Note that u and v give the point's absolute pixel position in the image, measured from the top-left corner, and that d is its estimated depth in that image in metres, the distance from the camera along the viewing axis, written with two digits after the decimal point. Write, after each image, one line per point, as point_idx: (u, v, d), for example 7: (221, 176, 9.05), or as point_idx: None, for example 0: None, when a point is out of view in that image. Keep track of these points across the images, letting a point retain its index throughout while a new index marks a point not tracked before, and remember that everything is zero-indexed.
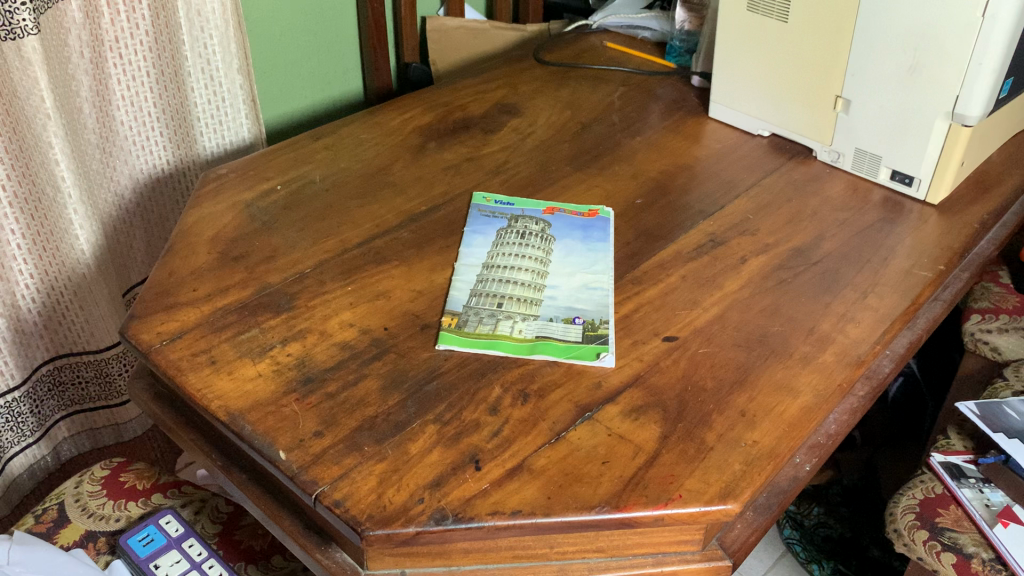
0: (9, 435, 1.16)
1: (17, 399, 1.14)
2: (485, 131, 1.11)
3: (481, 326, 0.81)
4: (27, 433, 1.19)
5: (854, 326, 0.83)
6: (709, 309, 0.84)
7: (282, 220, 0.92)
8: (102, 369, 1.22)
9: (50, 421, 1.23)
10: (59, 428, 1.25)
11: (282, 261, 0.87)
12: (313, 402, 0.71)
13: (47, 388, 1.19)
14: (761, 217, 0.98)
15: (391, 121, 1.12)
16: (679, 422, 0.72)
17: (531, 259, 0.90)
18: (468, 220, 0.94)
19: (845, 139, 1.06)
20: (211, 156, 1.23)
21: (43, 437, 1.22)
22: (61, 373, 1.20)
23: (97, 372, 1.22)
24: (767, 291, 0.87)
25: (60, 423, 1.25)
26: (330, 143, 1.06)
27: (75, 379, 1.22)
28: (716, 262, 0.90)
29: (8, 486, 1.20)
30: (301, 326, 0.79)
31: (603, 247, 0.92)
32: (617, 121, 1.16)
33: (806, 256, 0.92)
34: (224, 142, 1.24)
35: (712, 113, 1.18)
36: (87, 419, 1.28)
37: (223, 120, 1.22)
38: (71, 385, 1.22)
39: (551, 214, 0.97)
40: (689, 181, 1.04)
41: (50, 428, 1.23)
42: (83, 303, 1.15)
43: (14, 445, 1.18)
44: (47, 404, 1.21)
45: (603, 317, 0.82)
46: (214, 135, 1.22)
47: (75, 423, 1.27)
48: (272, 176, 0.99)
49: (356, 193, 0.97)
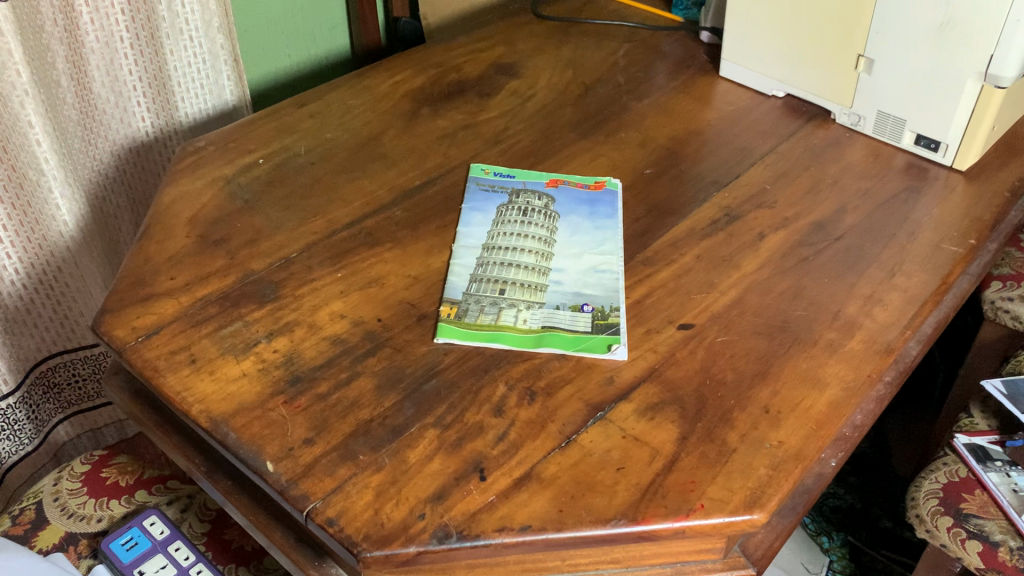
0: (5, 446, 1.09)
1: (12, 405, 1.08)
2: (482, 94, 1.04)
3: (483, 317, 0.75)
4: (25, 441, 1.12)
5: (882, 309, 0.77)
6: (727, 291, 0.78)
7: (265, 198, 0.86)
8: (99, 365, 1.16)
9: (48, 427, 1.16)
10: (58, 432, 1.18)
11: (266, 244, 0.80)
12: (302, 406, 0.66)
13: (41, 391, 1.12)
14: (779, 186, 0.92)
15: (380, 83, 1.04)
16: (698, 421, 0.66)
17: (534, 239, 0.83)
18: (466, 195, 0.88)
19: (866, 102, 0.99)
20: (194, 121, 1.16)
21: (42, 443, 1.16)
22: (56, 373, 1.13)
23: (95, 368, 1.16)
24: (788, 271, 0.81)
25: (59, 426, 1.18)
26: (316, 110, 0.99)
27: (71, 379, 1.15)
28: (732, 238, 0.84)
29: (11, 497, 1.14)
30: (289, 318, 0.73)
31: (612, 224, 0.85)
32: (622, 81, 1.09)
33: (828, 231, 0.86)
34: (208, 107, 1.17)
35: (723, 72, 1.11)
36: (87, 419, 1.20)
37: (204, 83, 1.14)
38: (67, 385, 1.15)
39: (555, 186, 0.90)
40: (700, 149, 0.97)
41: (48, 434, 1.16)
42: (73, 292, 1.09)
43: (12, 455, 1.11)
44: (44, 409, 1.14)
45: (614, 304, 0.76)
46: (196, 100, 1.15)
47: (75, 425, 1.20)
48: (254, 148, 0.92)
49: (345, 166, 0.91)
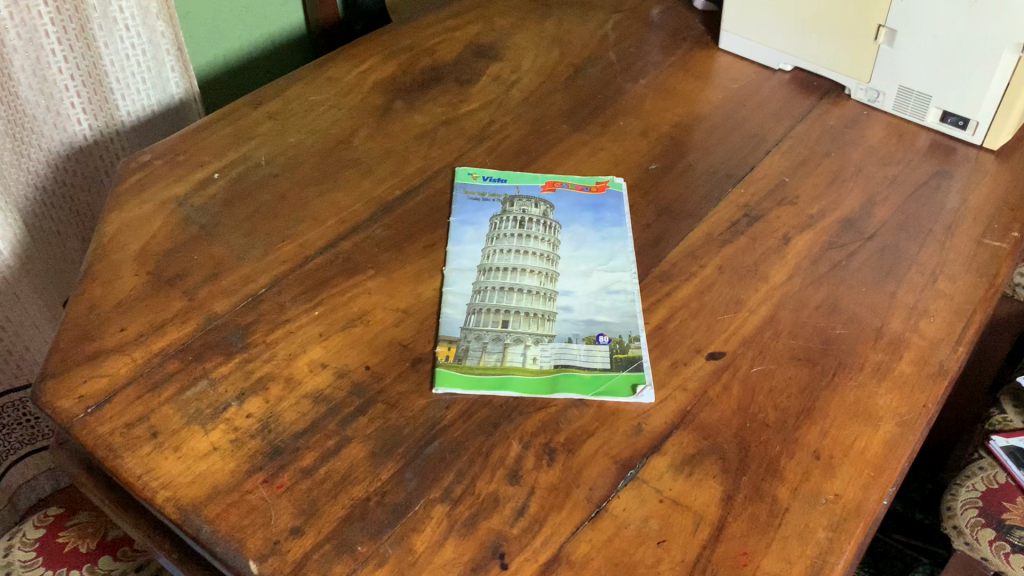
0: None
1: None
2: (461, 80, 0.93)
3: (486, 357, 0.65)
4: None
5: (929, 322, 0.69)
6: (757, 309, 0.70)
7: (225, 221, 0.75)
8: None
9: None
10: (11, 475, 1.09)
11: (230, 279, 0.70)
12: (286, 485, 0.57)
13: None
14: (799, 177, 0.83)
15: (345, 74, 0.92)
16: (742, 475, 0.58)
17: (535, 256, 0.73)
18: (454, 206, 0.78)
19: (886, 76, 0.89)
20: (138, 119, 1.04)
21: None
22: (5, 413, 1.04)
23: None
24: (821, 280, 0.72)
25: (12, 469, 1.09)
26: (276, 109, 0.87)
27: (21, 418, 1.06)
28: (755, 244, 0.76)
29: None
30: (262, 373, 0.63)
31: (620, 233, 0.76)
32: (614, 60, 0.98)
33: (858, 229, 0.78)
34: (151, 103, 1.04)
35: (723, 44, 1.00)
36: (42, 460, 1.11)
37: (146, 77, 1.02)
38: (17, 425, 1.06)
39: (553, 190, 0.80)
40: (707, 137, 0.88)
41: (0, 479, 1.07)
42: (15, 322, 0.98)
43: None
44: None
45: (633, 333, 0.67)
46: (137, 97, 1.03)
47: (30, 466, 1.11)
48: (208, 160, 0.81)
49: (313, 177, 0.80)
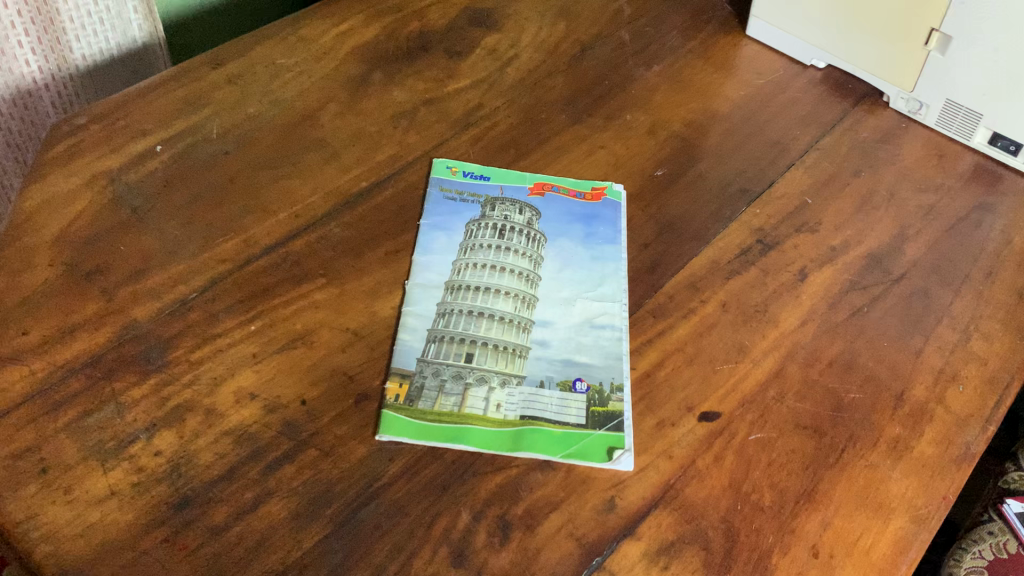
0: None
1: None
2: (450, 52, 0.82)
3: (443, 400, 0.56)
4: None
5: (957, 392, 0.60)
6: (761, 361, 0.61)
7: (161, 206, 0.65)
8: None
9: None
10: None
11: (157, 279, 0.60)
12: (190, 548, 0.48)
13: None
14: (823, 199, 0.73)
15: (320, 34, 0.81)
16: (726, 572, 0.50)
17: (512, 274, 0.64)
18: (426, 207, 0.68)
19: (932, 87, 0.78)
20: (94, 64, 0.93)
21: None
22: None
23: None
24: (836, 330, 0.63)
25: None
26: (236, 72, 0.76)
27: None
28: (766, 278, 0.66)
29: None
30: (180, 400, 0.54)
31: (613, 254, 0.66)
32: (627, 39, 0.86)
33: (885, 268, 0.68)
34: (110, 47, 0.94)
35: (751, 31, 0.89)
36: None
37: (105, 18, 0.90)
38: None
39: (541, 194, 0.70)
40: (724, 141, 0.77)
41: None
42: None
43: None
44: None
45: (616, 381, 0.58)
46: (93, 39, 0.91)
47: None
48: (151, 128, 0.70)
49: (270, 159, 0.70)
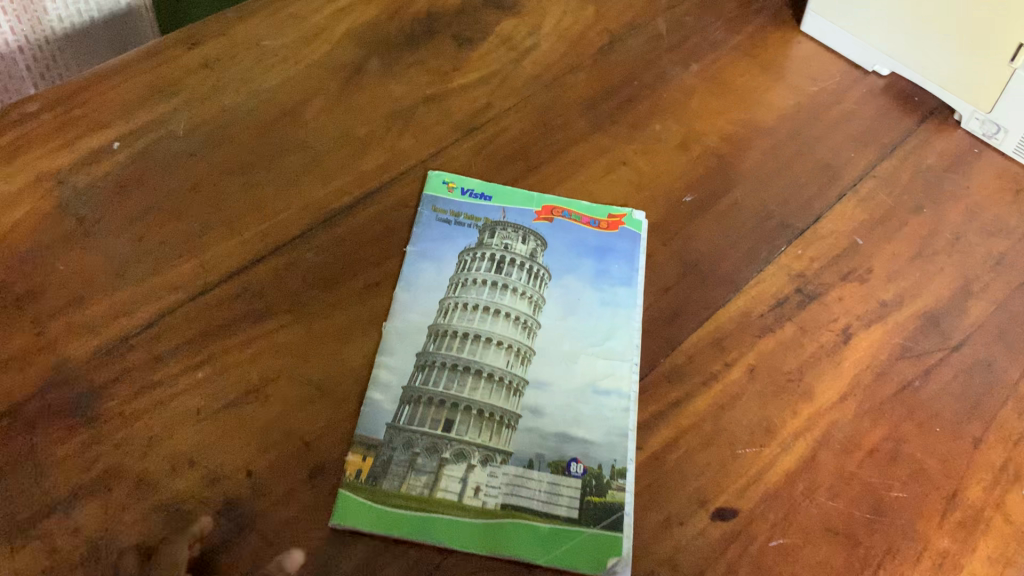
0: None
1: None
2: (460, 38, 0.71)
3: (412, 480, 0.48)
4: None
5: (1019, 497, 0.51)
6: (789, 446, 0.52)
7: (111, 216, 0.57)
8: None
9: None
10: None
11: (97, 308, 0.52)
12: None
13: None
14: (876, 241, 0.63)
15: (312, 10, 0.71)
16: None
17: (507, 319, 0.55)
18: (415, 231, 0.59)
19: (1014, 110, 0.67)
20: (73, 29, 0.83)
21: None
22: None
23: None
24: (881, 409, 0.54)
25: None
26: (213, 52, 0.67)
27: None
28: (803, 338, 0.57)
29: None
30: (108, 464, 0.47)
31: (627, 299, 0.57)
32: (664, 28, 0.75)
33: (943, 331, 0.58)
34: (92, 11, 0.84)
35: (805, 27, 0.77)
36: None
37: None
38: None
39: (549, 220, 0.61)
40: (767, 161, 0.67)
41: None
42: None
43: None
44: None
45: (618, 464, 0.50)
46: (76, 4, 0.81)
47: None
48: (109, 118, 0.62)
49: (241, 163, 0.61)
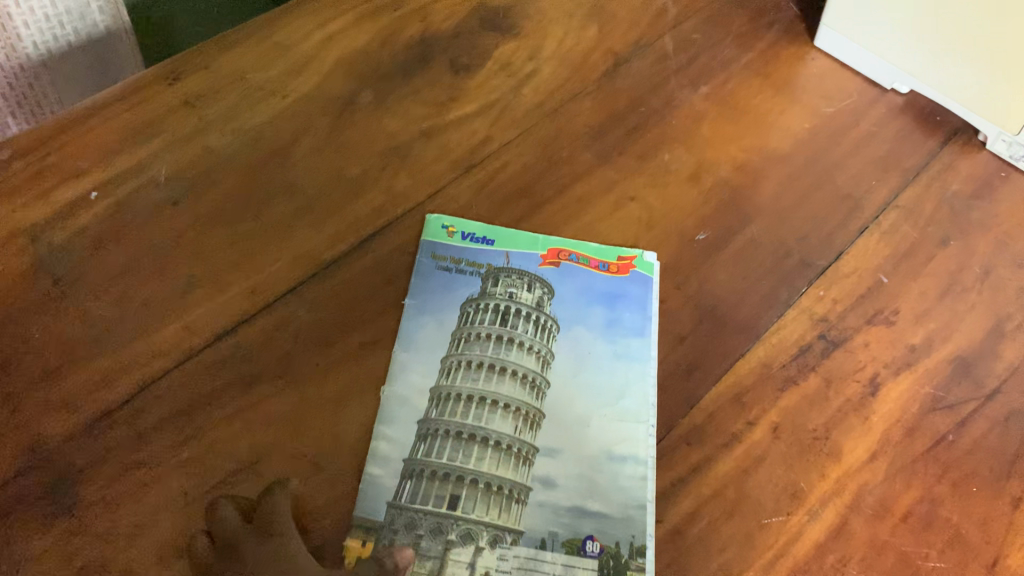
0: None
1: None
2: (456, 65, 0.68)
3: (416, 566, 0.45)
4: None
5: None
6: (817, 513, 0.49)
7: (90, 275, 0.53)
8: None
9: None
10: None
11: (76, 381, 0.49)
12: None
13: None
14: (902, 279, 0.59)
15: (299, 37, 0.67)
16: None
17: (514, 378, 0.52)
18: (413, 282, 0.56)
19: None
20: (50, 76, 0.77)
21: None
22: None
23: None
24: (913, 468, 0.51)
25: None
26: (195, 88, 0.63)
27: None
28: (828, 390, 0.54)
29: None
30: (91, 558, 0.44)
31: (640, 351, 0.54)
32: (672, 47, 0.72)
33: (977, 378, 0.55)
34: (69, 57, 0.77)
35: (820, 42, 0.73)
36: None
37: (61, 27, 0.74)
38: None
39: (556, 265, 0.58)
40: (784, 192, 0.64)
41: None
42: None
43: None
44: None
45: (637, 541, 0.47)
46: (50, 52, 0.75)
47: None
48: (85, 164, 0.58)
49: (227, 211, 0.57)
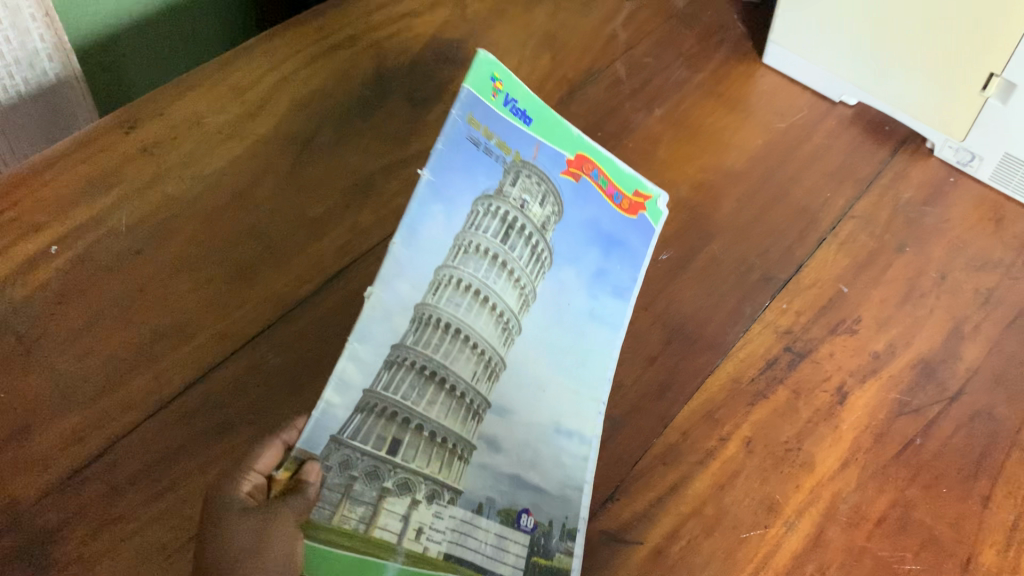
0: None
1: None
2: (414, 99, 0.68)
3: (345, 511, 0.41)
4: None
5: None
6: (794, 524, 0.50)
7: (56, 330, 0.53)
8: None
9: None
10: None
11: (47, 441, 0.48)
12: None
13: None
14: (863, 288, 0.61)
15: (255, 79, 0.67)
16: None
17: (489, 312, 0.48)
18: (443, 132, 0.48)
19: (988, 137, 0.64)
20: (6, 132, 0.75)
21: None
22: None
23: None
24: (885, 474, 0.52)
25: None
26: (151, 136, 0.63)
27: None
28: (797, 402, 0.54)
29: None
30: None
31: (615, 315, 0.56)
32: (625, 73, 0.73)
33: (941, 380, 0.56)
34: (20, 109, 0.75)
35: (768, 59, 0.75)
36: None
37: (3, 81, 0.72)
38: None
39: (575, 180, 0.57)
40: (743, 208, 0.65)
41: None
42: None
43: None
44: None
45: (569, 522, 0.48)
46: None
47: None
48: (44, 219, 0.57)
49: (191, 257, 0.57)
